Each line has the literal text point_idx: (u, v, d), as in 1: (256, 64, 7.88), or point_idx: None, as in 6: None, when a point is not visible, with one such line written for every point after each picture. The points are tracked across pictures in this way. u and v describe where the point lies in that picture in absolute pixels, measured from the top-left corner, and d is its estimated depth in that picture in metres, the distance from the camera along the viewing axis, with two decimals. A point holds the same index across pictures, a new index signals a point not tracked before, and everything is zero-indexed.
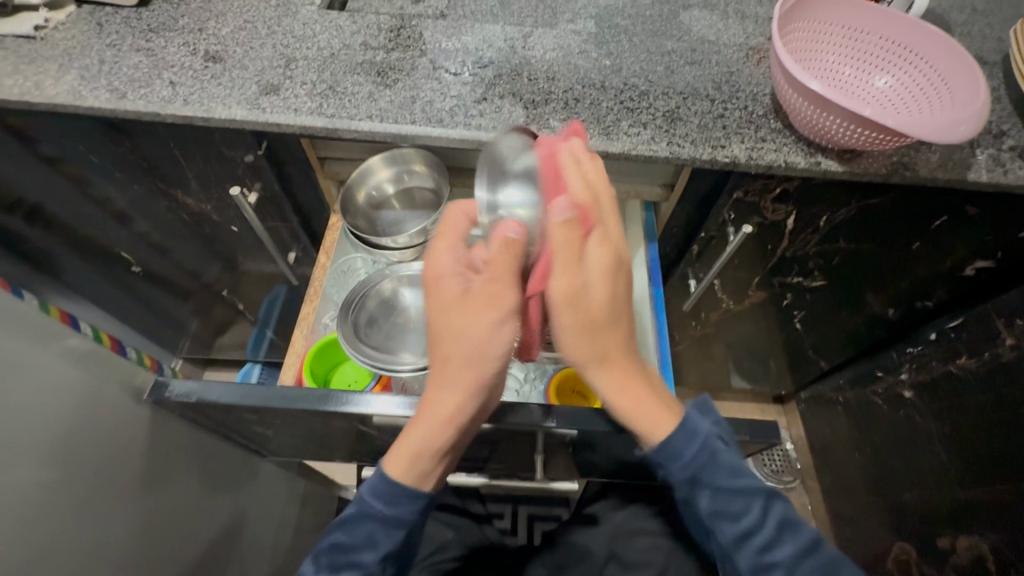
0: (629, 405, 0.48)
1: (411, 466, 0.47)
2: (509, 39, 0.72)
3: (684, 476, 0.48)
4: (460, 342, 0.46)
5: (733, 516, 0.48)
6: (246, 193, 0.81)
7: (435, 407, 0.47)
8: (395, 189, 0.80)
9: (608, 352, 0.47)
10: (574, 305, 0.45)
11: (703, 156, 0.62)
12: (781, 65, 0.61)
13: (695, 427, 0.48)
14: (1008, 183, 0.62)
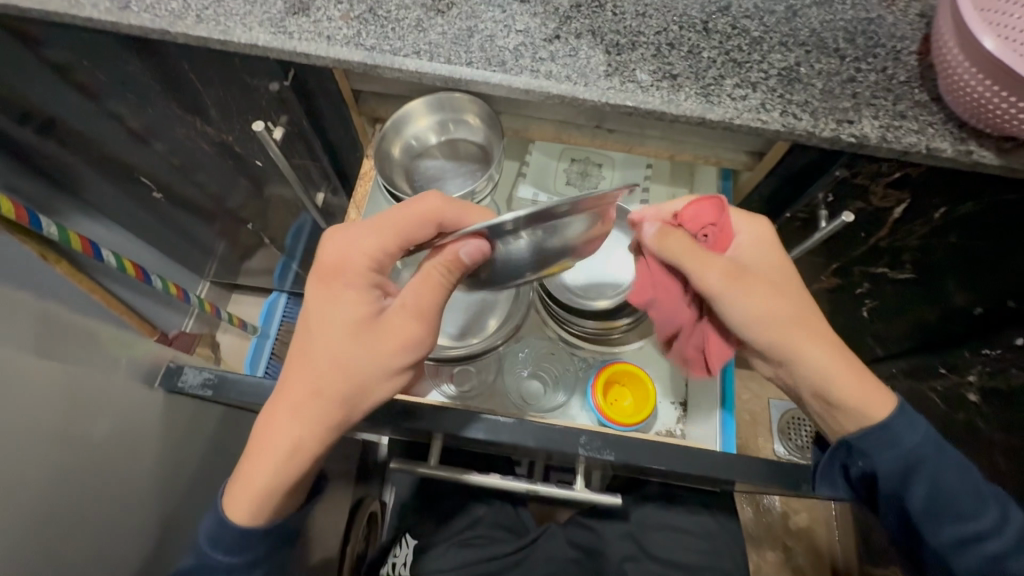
0: (851, 382, 0.49)
1: (258, 503, 0.47)
2: None
3: (899, 467, 0.49)
4: (312, 382, 0.46)
5: (957, 513, 0.49)
6: (270, 128, 0.70)
7: (271, 444, 0.46)
8: (438, 139, 0.69)
9: (811, 326, 0.51)
10: (748, 280, 0.51)
11: (824, 133, 0.50)
12: (954, 16, 0.46)
13: (917, 422, 0.49)
14: None
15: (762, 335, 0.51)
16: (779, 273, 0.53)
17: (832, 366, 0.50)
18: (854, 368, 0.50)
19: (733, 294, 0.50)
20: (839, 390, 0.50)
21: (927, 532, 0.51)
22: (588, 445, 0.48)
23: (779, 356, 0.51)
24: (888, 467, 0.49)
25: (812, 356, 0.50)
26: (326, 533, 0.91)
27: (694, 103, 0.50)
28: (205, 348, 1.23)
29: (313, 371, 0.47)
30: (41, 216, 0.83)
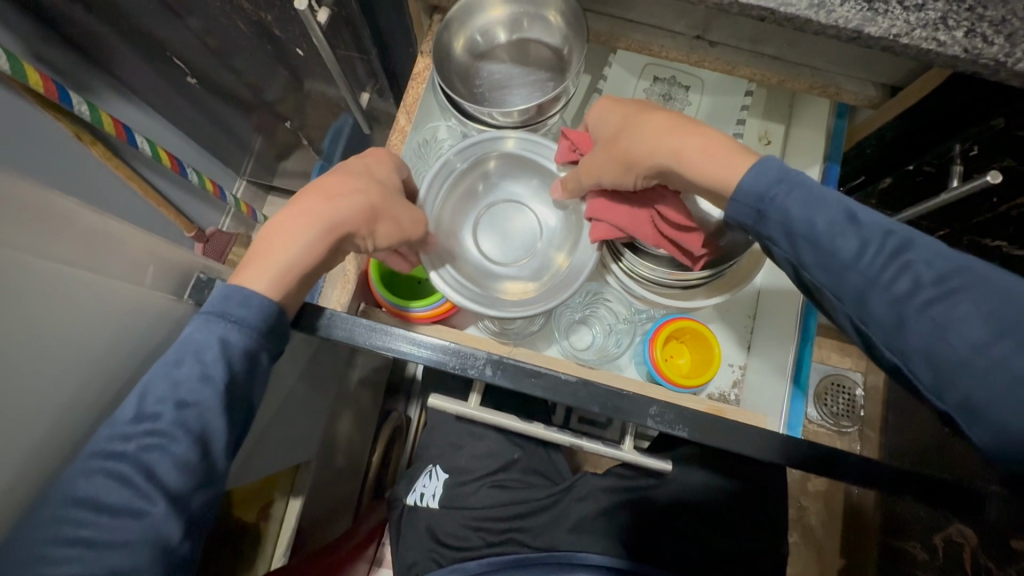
0: (702, 154, 0.42)
1: (262, 279, 0.41)
2: None
3: (777, 230, 0.37)
4: (342, 186, 0.46)
5: (839, 248, 0.34)
6: (314, 8, 0.59)
7: (310, 210, 0.44)
8: (508, 37, 0.59)
9: (643, 142, 0.45)
10: (595, 155, 0.50)
11: (1018, 64, 0.38)
12: None
13: (774, 164, 0.39)
14: None
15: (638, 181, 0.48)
16: (631, 110, 0.49)
17: (672, 157, 0.44)
18: (702, 135, 0.43)
19: (590, 169, 0.50)
20: (692, 168, 0.42)
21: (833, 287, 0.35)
22: (659, 418, 0.41)
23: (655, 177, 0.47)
24: (769, 234, 0.38)
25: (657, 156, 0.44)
26: (352, 445, 0.92)
27: (852, 9, 0.39)
28: (240, 248, 1.18)
29: (368, 180, 0.47)
30: (71, 91, 0.77)
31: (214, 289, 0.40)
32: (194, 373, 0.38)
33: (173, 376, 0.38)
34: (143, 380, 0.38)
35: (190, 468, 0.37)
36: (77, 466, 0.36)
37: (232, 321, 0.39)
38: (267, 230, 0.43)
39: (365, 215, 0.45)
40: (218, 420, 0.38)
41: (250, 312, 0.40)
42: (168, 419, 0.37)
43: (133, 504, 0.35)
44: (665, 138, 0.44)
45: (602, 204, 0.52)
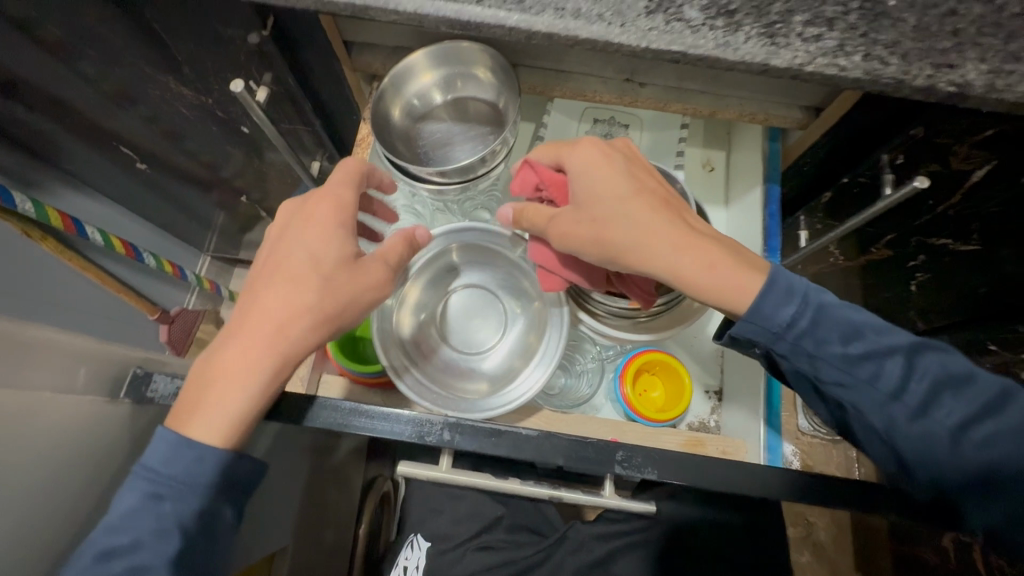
0: (703, 272, 0.42)
1: (217, 428, 0.39)
2: None
3: (796, 356, 0.40)
4: (286, 308, 0.42)
5: (867, 380, 0.38)
6: (253, 89, 0.63)
7: (258, 343, 0.41)
8: (444, 97, 0.61)
9: (634, 252, 0.44)
10: (574, 227, 0.46)
11: (916, 81, 0.41)
12: None
13: (783, 282, 0.40)
14: None
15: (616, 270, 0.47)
16: (612, 192, 0.45)
17: (671, 266, 0.43)
18: (703, 248, 0.42)
19: (568, 242, 0.47)
20: (690, 287, 0.43)
21: (863, 411, 0.39)
22: (626, 463, 0.40)
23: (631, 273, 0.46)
24: (786, 356, 0.40)
25: (652, 262, 0.43)
26: (336, 519, 0.88)
27: (756, 45, 0.41)
28: (208, 326, 1.16)
29: (315, 282, 0.43)
30: (14, 191, 0.75)
31: (160, 448, 0.38)
32: (147, 546, 0.37)
33: (122, 552, 0.37)
34: (78, 565, 0.37)
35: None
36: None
37: (181, 487, 0.38)
38: (218, 368, 0.41)
39: (330, 330, 0.44)
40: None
41: (203, 471, 0.39)
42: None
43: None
44: (659, 241, 0.43)
45: (547, 254, 0.51)
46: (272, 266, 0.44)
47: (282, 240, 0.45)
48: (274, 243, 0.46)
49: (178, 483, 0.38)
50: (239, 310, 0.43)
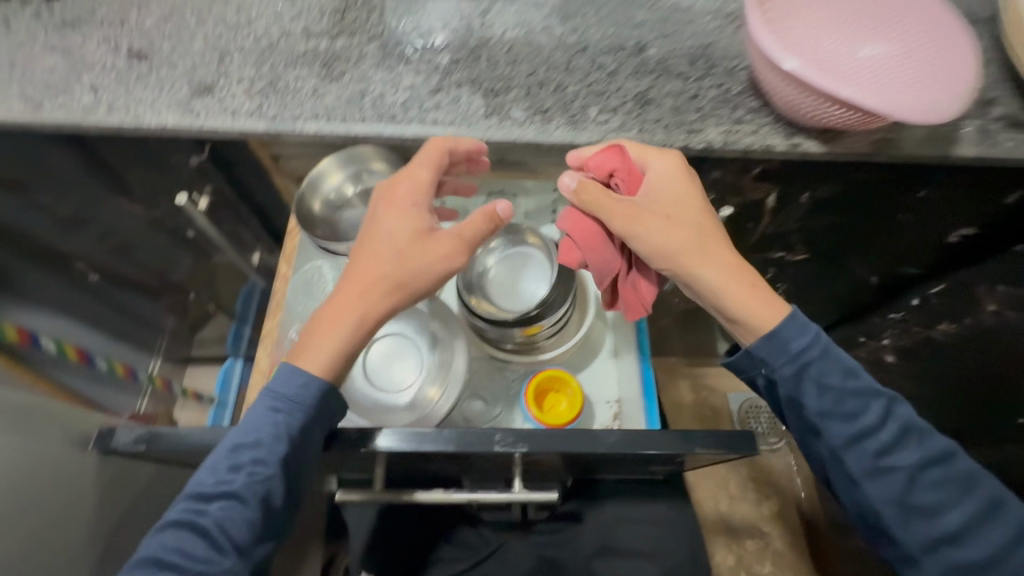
0: (744, 292, 0.56)
1: (321, 359, 0.53)
2: (464, 16, 0.67)
3: (792, 390, 0.55)
4: (372, 272, 0.55)
5: (846, 414, 0.54)
6: (195, 201, 0.83)
7: (351, 301, 0.55)
8: (354, 189, 0.74)
9: (704, 253, 0.56)
10: (649, 217, 0.56)
11: (677, 142, 0.59)
12: (755, 41, 0.55)
13: (801, 327, 0.55)
14: (996, 157, 0.59)
15: (660, 267, 0.57)
16: (696, 212, 0.57)
17: (715, 280, 0.56)
18: (742, 279, 0.57)
19: (638, 229, 0.56)
20: (731, 296, 0.56)
21: (829, 437, 0.55)
22: (504, 442, 0.50)
23: (671, 271, 0.58)
24: (783, 384, 0.56)
25: (702, 272, 0.56)
26: None
27: (564, 131, 0.59)
28: None
29: (394, 254, 0.55)
30: None
31: (282, 370, 0.53)
32: (258, 451, 0.50)
33: (247, 447, 0.50)
34: (216, 456, 0.51)
35: (256, 524, 0.50)
36: (176, 526, 0.49)
37: (291, 403, 0.52)
38: (325, 313, 0.55)
39: (405, 296, 0.56)
40: (277, 484, 0.51)
41: (307, 395, 0.52)
42: (235, 495, 0.49)
43: (211, 554, 0.49)
44: (729, 257, 0.57)
45: (595, 233, 0.59)
46: (371, 237, 0.57)
47: (375, 213, 0.58)
48: (373, 220, 0.58)
49: (287, 402, 0.52)
50: (350, 271, 0.56)
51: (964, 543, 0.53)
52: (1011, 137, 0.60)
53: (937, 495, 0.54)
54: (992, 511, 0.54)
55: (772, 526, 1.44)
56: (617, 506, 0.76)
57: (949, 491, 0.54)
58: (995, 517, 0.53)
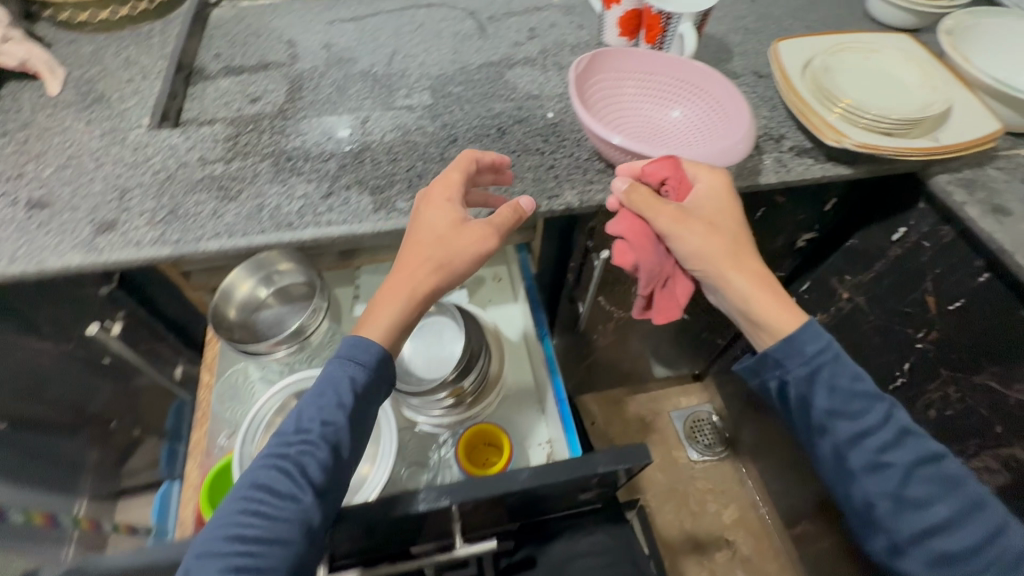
0: (768, 297, 0.61)
1: (378, 330, 0.59)
2: (347, 128, 0.77)
3: (800, 390, 0.60)
4: (420, 257, 0.59)
5: (852, 413, 0.58)
6: (108, 326, 0.88)
7: (401, 281, 0.59)
8: (268, 291, 0.80)
9: (739, 260, 0.62)
10: (693, 220, 0.61)
11: (542, 208, 0.69)
12: (583, 121, 0.66)
13: (817, 333, 0.59)
14: (792, 180, 0.74)
15: (694, 267, 0.63)
16: (731, 223, 0.63)
17: (747, 288, 0.61)
18: (772, 293, 0.61)
19: (679, 232, 0.61)
20: (754, 301, 0.61)
21: (835, 433, 0.59)
22: (429, 499, 0.56)
23: (707, 278, 0.63)
24: (793, 385, 0.60)
25: (736, 278, 0.61)
26: None
27: None
28: None
29: (434, 241, 0.59)
30: None
31: (347, 340, 0.59)
32: (333, 401, 0.55)
33: (324, 396, 0.56)
34: (301, 404, 0.57)
35: (330, 468, 0.54)
36: (261, 469, 0.53)
37: (358, 365, 0.57)
38: (380, 290, 0.60)
39: (447, 281, 0.60)
40: (346, 435, 0.56)
41: (368, 355, 0.58)
42: (314, 440, 0.54)
43: (292, 491, 0.52)
44: (758, 270, 0.62)
45: (646, 235, 0.64)
46: (414, 230, 0.61)
47: (421, 201, 0.62)
48: (416, 216, 0.62)
49: (358, 361, 0.57)
50: (399, 263, 0.61)
51: (957, 538, 0.54)
52: (798, 160, 0.76)
53: (931, 495, 0.56)
54: (975, 509, 0.55)
55: (735, 532, 1.53)
56: (568, 543, 0.79)
57: (946, 492, 0.55)
58: (980, 513, 0.54)
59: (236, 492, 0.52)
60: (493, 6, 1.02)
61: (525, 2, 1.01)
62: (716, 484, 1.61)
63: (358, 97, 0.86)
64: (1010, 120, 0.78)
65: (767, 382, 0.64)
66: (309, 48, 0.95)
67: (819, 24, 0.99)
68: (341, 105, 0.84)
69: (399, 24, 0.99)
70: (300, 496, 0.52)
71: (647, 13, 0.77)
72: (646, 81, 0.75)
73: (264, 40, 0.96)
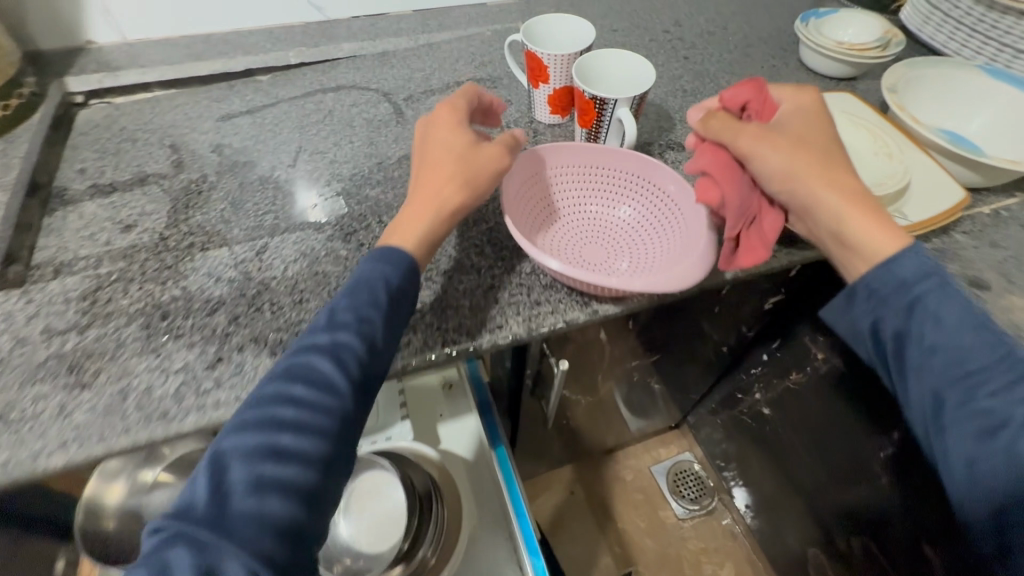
0: (863, 218, 0.53)
1: (408, 236, 0.55)
2: (240, 263, 0.63)
3: (893, 323, 0.51)
4: (444, 166, 0.57)
5: (963, 350, 0.48)
6: None
7: (427, 189, 0.56)
8: (155, 472, 0.67)
9: (833, 176, 0.55)
10: (779, 137, 0.57)
11: (483, 344, 0.58)
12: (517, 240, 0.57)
13: (929, 270, 0.51)
14: (760, 272, 0.67)
15: (779, 190, 0.56)
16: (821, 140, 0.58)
17: (839, 204, 0.54)
18: (869, 211, 0.54)
19: (759, 150, 0.57)
20: (846, 219, 0.54)
21: (935, 373, 0.48)
22: None
23: (794, 201, 0.56)
24: (883, 318, 0.51)
25: (827, 194, 0.54)
26: None
27: None
28: None
29: (453, 156, 0.57)
30: None
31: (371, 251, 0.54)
32: (365, 300, 0.50)
33: (349, 302, 0.50)
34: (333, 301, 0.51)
35: (364, 362, 0.48)
36: (292, 363, 0.46)
37: (387, 270, 0.52)
38: (411, 200, 0.57)
39: (469, 194, 0.57)
40: (378, 330, 0.49)
41: (394, 260, 0.53)
42: (349, 335, 0.48)
43: (307, 399, 0.44)
44: (858, 190, 0.55)
45: (732, 169, 0.58)
46: (421, 154, 0.59)
47: (434, 116, 0.61)
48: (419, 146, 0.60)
49: (391, 262, 0.53)
50: (413, 192, 0.58)
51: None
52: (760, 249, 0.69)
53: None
54: None
55: None
56: None
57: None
58: None
59: (265, 388, 0.45)
60: (409, 85, 0.91)
61: (444, 78, 0.93)
62: (708, 542, 1.52)
63: (255, 213, 0.73)
64: (969, 180, 0.74)
65: (858, 323, 0.53)
66: (196, 153, 0.81)
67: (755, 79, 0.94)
68: (235, 225, 0.71)
69: (303, 114, 0.87)
70: (333, 385, 0.45)
71: (579, 94, 0.68)
72: (589, 179, 0.67)
73: (140, 147, 0.81)
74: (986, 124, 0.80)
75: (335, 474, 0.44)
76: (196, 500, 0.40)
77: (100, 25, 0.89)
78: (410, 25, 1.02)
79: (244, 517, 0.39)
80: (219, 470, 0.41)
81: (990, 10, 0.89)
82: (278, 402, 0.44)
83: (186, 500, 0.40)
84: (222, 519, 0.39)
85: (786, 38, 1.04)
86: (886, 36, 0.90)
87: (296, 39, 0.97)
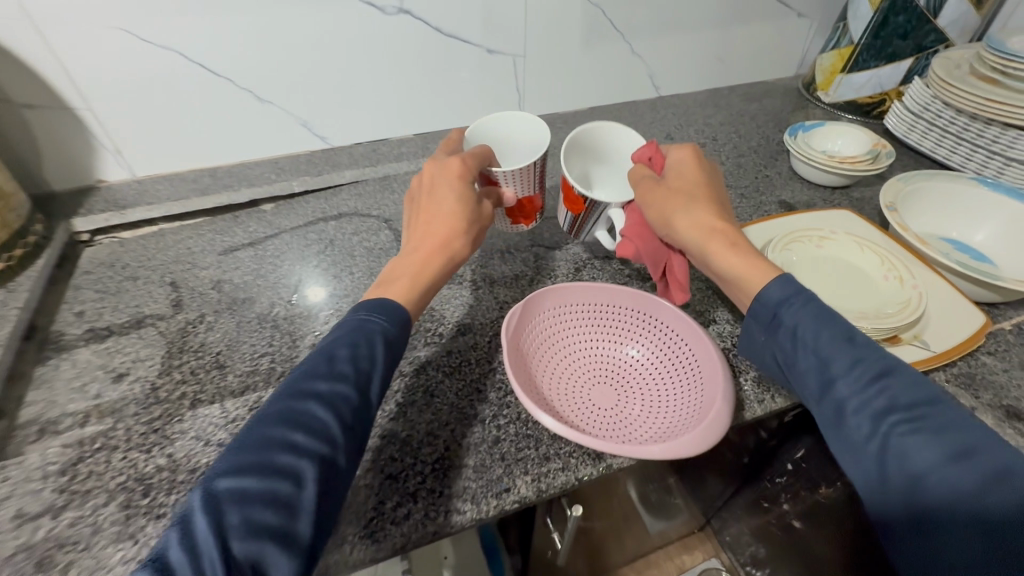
0: (732, 256, 0.60)
1: (414, 289, 0.59)
2: (231, 422, 0.61)
3: (778, 341, 0.56)
4: (452, 223, 0.62)
5: (822, 358, 0.52)
6: None
7: (433, 244, 0.61)
8: None
9: (708, 221, 0.62)
10: (660, 190, 0.64)
11: (489, 514, 0.53)
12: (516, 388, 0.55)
13: (788, 288, 0.57)
14: (781, 410, 0.63)
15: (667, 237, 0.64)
16: (694, 183, 0.65)
17: (708, 247, 0.61)
18: (735, 247, 0.60)
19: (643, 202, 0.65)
20: (717, 258, 0.61)
21: (808, 381, 0.53)
22: None
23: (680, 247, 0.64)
24: (772, 337, 0.57)
25: (695, 238, 0.62)
26: None
27: (359, 551, 0.50)
28: None
29: (466, 213, 0.63)
30: None
31: (376, 301, 0.56)
32: (362, 346, 0.52)
33: (347, 350, 0.51)
34: (327, 347, 0.52)
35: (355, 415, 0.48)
36: (287, 409, 0.47)
37: (389, 316, 0.55)
38: (416, 251, 0.61)
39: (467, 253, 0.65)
40: (376, 378, 0.51)
41: (400, 311, 0.57)
42: (348, 386, 0.49)
43: (303, 442, 0.45)
44: (731, 232, 0.62)
45: (644, 226, 0.66)
46: (434, 196, 0.63)
47: (441, 160, 0.65)
48: (429, 187, 0.64)
49: (389, 312, 0.56)
50: (420, 235, 0.63)
51: (938, 493, 0.44)
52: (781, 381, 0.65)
53: (906, 444, 0.46)
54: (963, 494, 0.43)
55: None
56: None
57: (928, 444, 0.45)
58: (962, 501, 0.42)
59: (268, 430, 0.45)
60: None
61: None
62: None
63: (252, 354, 0.71)
64: (982, 297, 0.71)
65: (763, 344, 0.59)
66: (196, 290, 0.81)
67: (750, 189, 0.95)
68: (229, 371, 0.68)
69: (305, 244, 0.88)
70: (333, 433, 0.46)
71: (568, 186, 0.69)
72: (589, 314, 0.65)
73: (141, 285, 0.81)
74: (991, 233, 0.79)
75: (331, 517, 0.44)
76: (192, 552, 0.38)
77: (112, 165, 0.92)
78: (412, 149, 1.06)
79: (248, 564, 0.38)
80: (220, 517, 0.40)
81: (973, 120, 0.92)
82: (274, 448, 0.44)
83: (179, 543, 0.39)
84: (228, 564, 0.38)
85: (774, 147, 1.08)
86: (875, 148, 0.92)
87: (300, 168, 1.00)
